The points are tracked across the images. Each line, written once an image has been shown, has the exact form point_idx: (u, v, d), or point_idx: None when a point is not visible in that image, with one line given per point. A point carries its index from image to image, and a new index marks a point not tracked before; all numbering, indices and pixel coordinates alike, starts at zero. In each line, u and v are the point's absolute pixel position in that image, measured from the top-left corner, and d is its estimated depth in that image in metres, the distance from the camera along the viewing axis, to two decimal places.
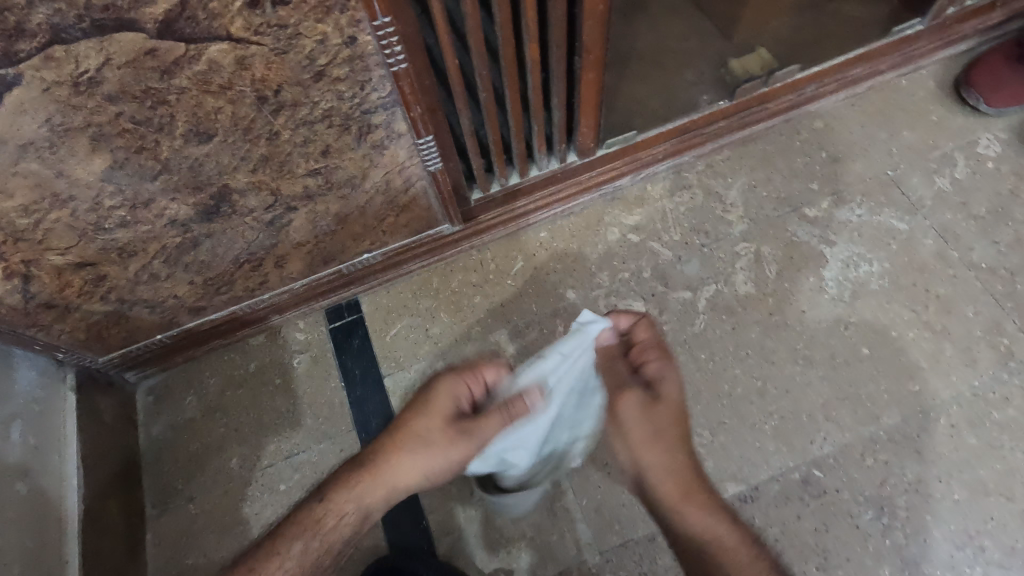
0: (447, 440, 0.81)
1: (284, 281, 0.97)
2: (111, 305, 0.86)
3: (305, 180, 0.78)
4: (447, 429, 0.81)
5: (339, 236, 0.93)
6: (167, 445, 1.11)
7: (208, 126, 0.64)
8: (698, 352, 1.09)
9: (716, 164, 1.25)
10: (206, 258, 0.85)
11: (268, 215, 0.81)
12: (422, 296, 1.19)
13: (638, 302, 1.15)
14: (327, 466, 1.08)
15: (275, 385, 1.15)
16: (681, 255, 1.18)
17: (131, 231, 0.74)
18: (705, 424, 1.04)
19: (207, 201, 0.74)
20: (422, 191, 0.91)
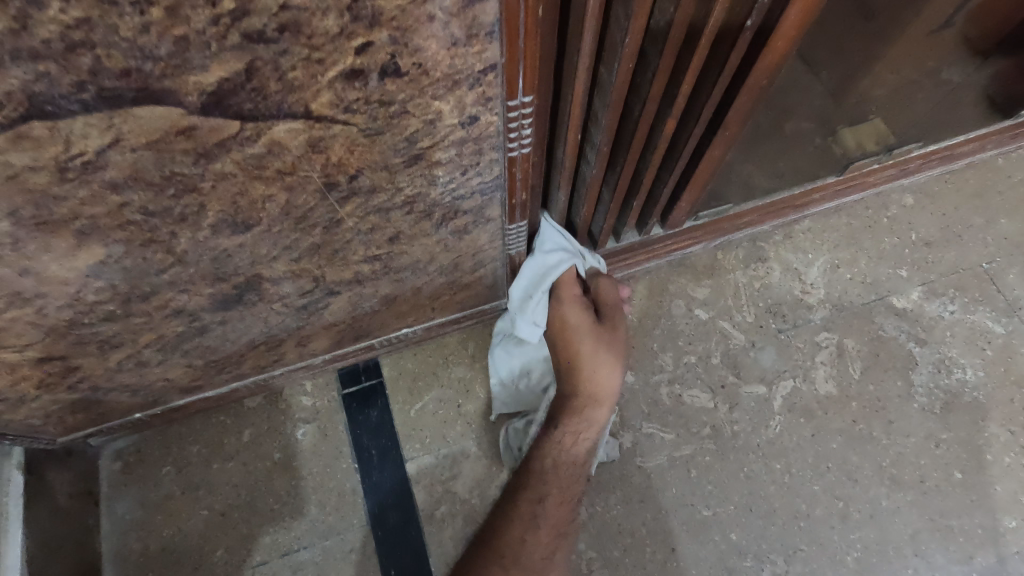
0: (609, 362, 0.79)
1: (303, 357, 0.78)
2: (80, 393, 0.65)
3: (358, 266, 0.59)
4: (605, 352, 0.79)
5: (381, 315, 0.74)
6: (136, 528, 0.92)
7: (249, 216, 0.45)
8: (773, 461, 0.96)
9: (796, 237, 1.11)
10: (213, 343, 0.65)
11: (302, 300, 0.63)
12: (455, 364, 1.01)
13: (706, 394, 1.00)
14: (333, 568, 0.90)
15: (274, 461, 0.96)
16: (755, 341, 1.04)
17: (120, 324, 0.54)
18: (779, 551, 0.91)
19: (229, 290, 0.55)
20: (491, 271, 0.73)
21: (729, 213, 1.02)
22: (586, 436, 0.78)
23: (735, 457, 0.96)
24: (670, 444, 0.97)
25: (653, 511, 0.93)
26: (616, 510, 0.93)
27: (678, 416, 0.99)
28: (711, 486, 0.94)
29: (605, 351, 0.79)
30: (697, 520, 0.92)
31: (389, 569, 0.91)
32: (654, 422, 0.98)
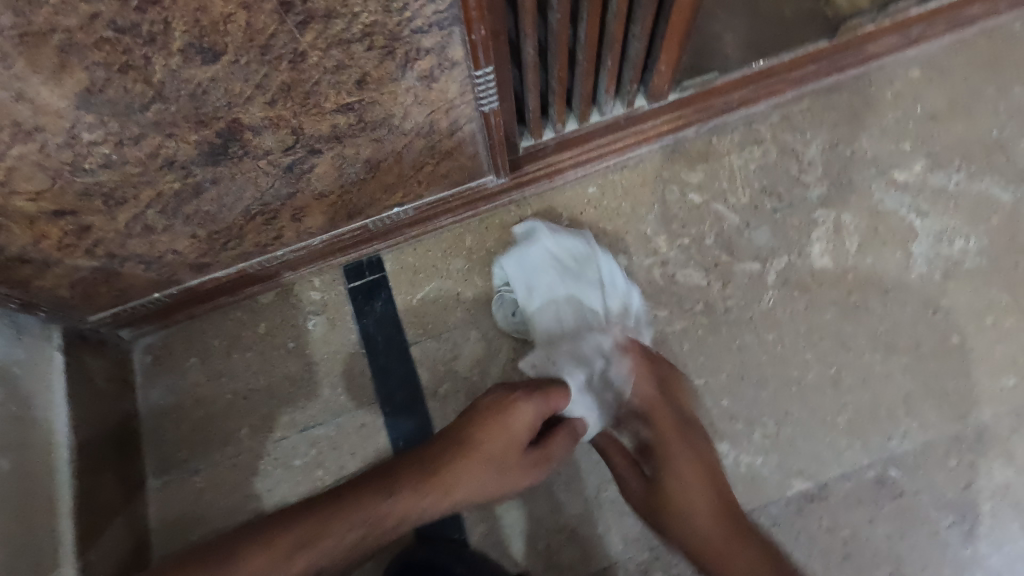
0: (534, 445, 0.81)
1: (301, 236, 0.83)
2: (98, 262, 0.72)
3: (333, 118, 0.63)
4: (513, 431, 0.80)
5: (369, 186, 0.78)
6: (168, 412, 1.01)
7: (215, 41, 0.49)
8: (766, 333, 0.97)
9: (794, 117, 1.09)
10: (211, 209, 0.70)
11: (287, 159, 0.66)
12: (453, 255, 1.05)
13: (699, 273, 1.01)
14: (346, 442, 0.97)
15: (288, 350, 1.03)
16: (750, 222, 1.04)
17: (118, 174, 0.59)
18: (770, 415, 0.93)
19: (213, 138, 0.59)
20: (470, 136, 0.75)
21: (715, 84, 0.99)
22: (459, 466, 0.79)
23: (728, 330, 0.98)
24: (663, 320, 0.99)
25: None
26: None
27: (671, 294, 1.01)
28: (703, 357, 0.97)
29: (513, 408, 0.81)
30: (689, 390, 0.95)
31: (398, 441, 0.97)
32: (648, 300, 1.00)
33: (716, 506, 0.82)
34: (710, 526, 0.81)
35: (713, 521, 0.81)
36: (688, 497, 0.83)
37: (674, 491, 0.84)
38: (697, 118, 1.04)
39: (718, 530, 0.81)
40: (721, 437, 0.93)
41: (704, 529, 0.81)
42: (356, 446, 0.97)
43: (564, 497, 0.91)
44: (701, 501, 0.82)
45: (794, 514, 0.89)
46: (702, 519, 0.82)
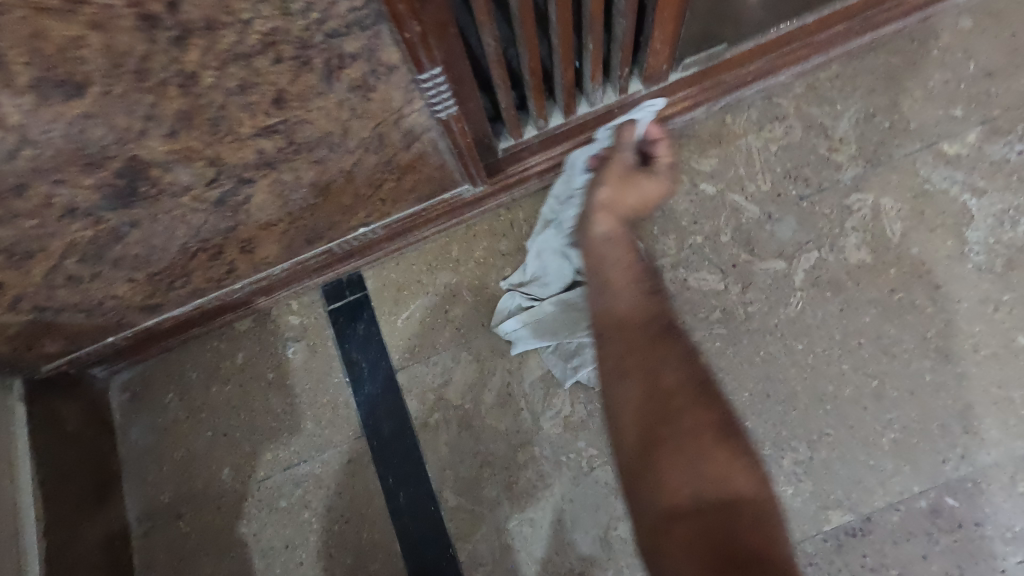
0: None
1: (257, 267, 0.75)
2: (29, 316, 0.65)
3: (256, 143, 0.53)
4: None
5: (323, 210, 0.68)
6: (148, 452, 0.95)
7: (71, 70, 0.39)
8: (795, 342, 0.85)
9: (821, 86, 0.94)
10: (141, 252, 0.62)
11: (213, 192, 0.57)
12: (438, 268, 0.95)
13: (714, 276, 0.89)
14: (333, 481, 0.90)
15: (268, 380, 0.95)
16: (772, 212, 0.91)
17: (13, 229, 0.51)
18: (802, 437, 0.81)
19: (114, 180, 0.50)
20: (431, 145, 0.65)
21: (723, 58, 0.85)
22: None
23: (750, 340, 0.86)
24: None
25: None
26: None
27: (683, 302, 0.89)
28: (722, 373, 0.85)
29: None
30: None
31: (387, 478, 0.89)
32: None
33: (700, 399, 0.57)
34: (713, 469, 0.53)
35: (728, 462, 0.53)
36: (637, 381, 0.59)
37: (619, 397, 0.59)
38: (708, 96, 0.91)
39: (642, 437, 0.56)
40: None
41: (699, 469, 0.53)
42: (342, 484, 0.89)
43: (571, 537, 0.82)
44: (692, 425, 0.56)
45: (834, 551, 0.78)
46: (667, 396, 0.57)
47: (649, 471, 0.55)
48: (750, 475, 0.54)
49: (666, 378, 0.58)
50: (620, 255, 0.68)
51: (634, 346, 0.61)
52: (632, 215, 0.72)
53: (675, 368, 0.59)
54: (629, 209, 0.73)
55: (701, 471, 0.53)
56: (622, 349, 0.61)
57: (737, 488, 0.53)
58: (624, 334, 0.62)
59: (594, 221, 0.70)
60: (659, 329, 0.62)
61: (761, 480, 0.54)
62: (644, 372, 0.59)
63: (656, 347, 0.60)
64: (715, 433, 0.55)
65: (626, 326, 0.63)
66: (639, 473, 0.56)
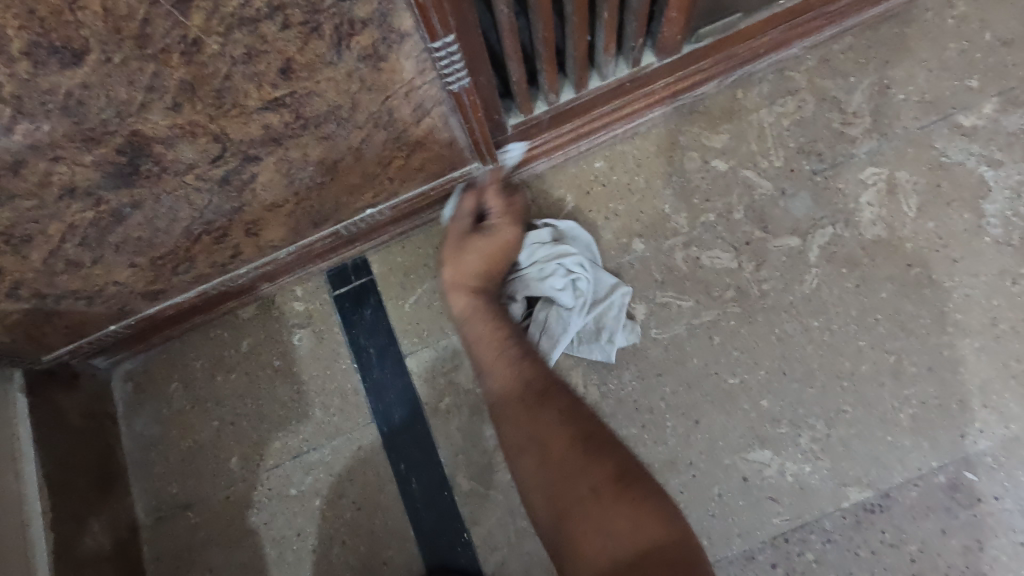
0: None
1: (262, 250, 0.73)
2: (29, 304, 0.63)
3: (262, 117, 0.51)
4: None
5: (330, 189, 0.66)
6: (153, 443, 0.93)
7: (67, 34, 0.37)
8: (810, 319, 0.84)
9: (834, 59, 0.92)
10: (143, 234, 0.60)
11: (218, 170, 0.55)
12: None
13: (728, 254, 0.88)
14: (343, 468, 0.88)
15: (274, 368, 0.93)
16: (785, 188, 0.89)
17: (10, 210, 0.49)
18: (819, 415, 0.80)
19: (115, 157, 0.48)
20: (442, 120, 0.63)
21: (738, 28, 0.83)
22: None
23: (765, 318, 0.85)
24: (688, 312, 0.86)
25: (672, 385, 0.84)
26: (631, 387, 0.85)
27: (697, 281, 0.87)
28: (737, 352, 0.84)
29: None
30: (723, 390, 0.83)
31: (399, 464, 0.88)
32: (670, 290, 0.88)
33: (590, 456, 0.64)
34: (615, 526, 0.58)
35: (619, 505, 0.60)
36: (529, 456, 0.67)
37: (527, 477, 0.66)
38: (721, 69, 0.88)
39: (552, 511, 0.63)
40: (762, 442, 0.81)
41: (613, 529, 0.58)
42: (353, 471, 0.88)
43: None
44: (579, 490, 0.62)
45: (853, 528, 0.77)
46: (551, 458, 0.65)
47: (574, 542, 0.60)
48: (657, 516, 0.59)
49: (553, 443, 0.66)
50: (500, 366, 0.74)
51: (525, 420, 0.69)
52: (477, 279, 0.81)
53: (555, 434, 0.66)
54: (473, 273, 0.81)
55: (609, 529, 0.58)
56: (515, 420, 0.70)
57: (642, 538, 0.57)
58: (508, 414, 0.71)
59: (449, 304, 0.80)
60: (539, 399, 0.70)
61: (664, 519, 0.59)
62: (533, 439, 0.67)
63: (538, 416, 0.69)
64: (607, 485, 0.61)
65: (511, 396, 0.72)
66: (560, 546, 0.61)
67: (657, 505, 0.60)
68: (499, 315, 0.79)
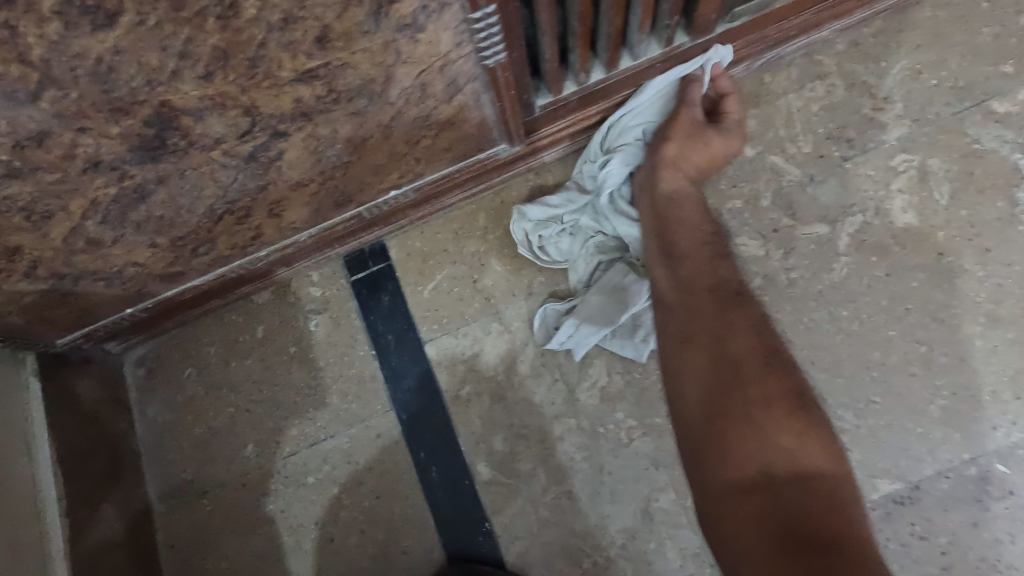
0: None
1: (283, 232, 0.71)
2: (46, 284, 0.61)
3: (294, 90, 0.49)
4: None
5: (356, 169, 0.64)
6: (166, 430, 0.92)
7: None
8: (839, 308, 0.82)
9: (865, 43, 0.90)
10: (166, 213, 0.58)
11: (246, 146, 0.53)
12: (466, 237, 0.92)
13: (755, 241, 0.86)
14: (361, 456, 0.87)
15: (290, 354, 0.92)
16: (814, 175, 0.87)
17: (32, 184, 0.47)
18: (848, 405, 0.79)
19: (142, 129, 0.46)
20: (473, 98, 0.61)
21: (774, 7, 0.80)
22: None
23: (793, 307, 0.83)
24: None
25: None
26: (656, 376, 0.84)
27: None
28: None
29: None
30: None
31: (418, 452, 0.86)
32: None
33: (769, 373, 0.62)
34: (779, 442, 0.57)
35: (796, 434, 0.58)
36: (701, 350, 0.66)
37: (683, 364, 0.66)
38: (751, 52, 0.86)
39: (704, 414, 0.62)
40: None
41: (771, 445, 0.57)
42: (371, 459, 0.87)
43: (610, 509, 0.81)
44: (787, 409, 0.60)
45: (882, 520, 0.76)
46: (730, 357, 0.64)
47: (721, 445, 0.59)
48: (822, 449, 0.57)
49: (745, 362, 0.63)
50: (689, 238, 0.73)
51: (752, 337, 0.65)
52: (697, 171, 0.78)
53: (749, 341, 0.65)
54: (693, 166, 0.78)
55: (773, 442, 0.57)
56: (693, 313, 0.69)
57: (811, 463, 0.56)
58: (688, 300, 0.70)
59: (660, 179, 0.76)
60: (728, 306, 0.68)
61: (830, 451, 0.57)
62: (700, 335, 0.67)
63: (726, 318, 0.67)
64: (784, 407, 0.59)
65: (685, 291, 0.71)
66: (699, 447, 0.61)
67: (831, 441, 0.58)
68: (707, 213, 0.77)
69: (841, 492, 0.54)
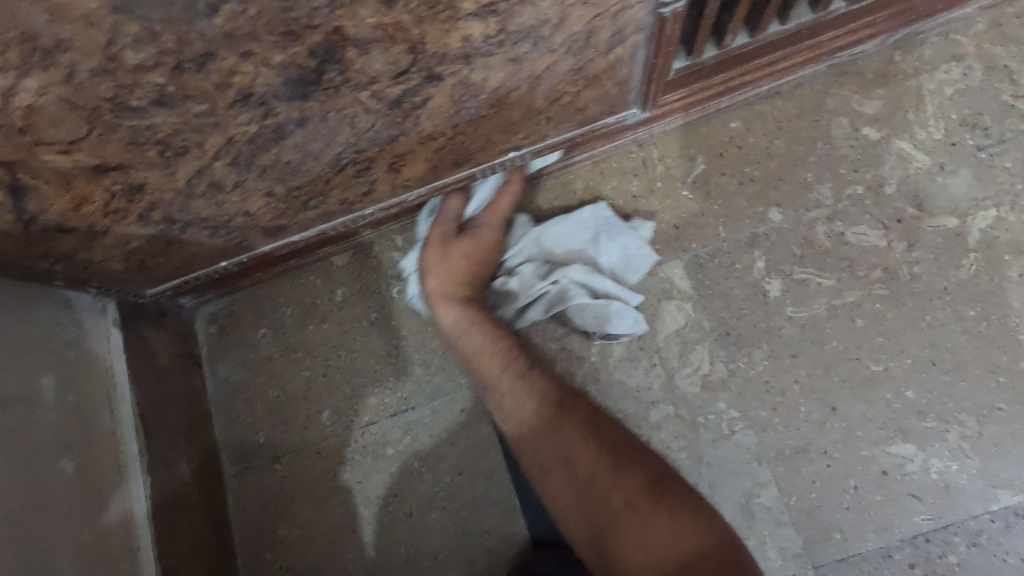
0: None
1: (394, 190, 0.66)
2: (155, 229, 0.56)
3: (467, 26, 0.44)
4: None
5: (488, 125, 0.59)
6: (239, 389, 0.88)
7: None
8: (966, 308, 0.77)
9: (1007, 24, 0.83)
10: (292, 159, 0.53)
11: (396, 88, 0.48)
12: (561, 208, 0.87)
13: (875, 231, 0.81)
14: (444, 430, 0.84)
15: (370, 320, 0.88)
16: (944, 163, 0.81)
17: (178, 114, 0.42)
18: (970, 410, 0.75)
19: (305, 59, 0.41)
20: (629, 52, 0.55)
21: None
22: None
23: (914, 303, 0.78)
24: (829, 291, 0.80)
25: (808, 367, 0.78)
26: (762, 367, 0.79)
27: (839, 258, 0.81)
28: (882, 337, 0.78)
29: None
30: (864, 377, 0.77)
31: None
32: (809, 266, 0.81)
33: (616, 467, 0.68)
34: (657, 537, 0.63)
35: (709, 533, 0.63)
36: (559, 473, 0.69)
37: (553, 492, 0.70)
38: (890, 25, 0.80)
39: (594, 545, 0.66)
40: (905, 436, 0.75)
41: (650, 538, 0.63)
42: (454, 434, 0.83)
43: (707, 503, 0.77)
44: (620, 499, 0.66)
45: (1001, 533, 0.72)
46: (581, 473, 0.68)
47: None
48: (693, 530, 0.62)
49: (579, 458, 0.69)
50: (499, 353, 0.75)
51: (585, 440, 0.70)
52: (475, 274, 0.78)
53: (585, 454, 0.69)
54: (466, 269, 0.78)
55: (652, 539, 0.63)
56: (527, 433, 0.72)
57: (693, 543, 0.62)
58: (529, 434, 0.72)
59: (442, 316, 0.78)
60: (558, 400, 0.73)
61: (703, 527, 0.63)
62: (555, 457, 0.70)
63: (557, 431, 0.71)
64: (641, 494, 0.66)
65: (520, 421, 0.73)
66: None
67: (692, 513, 0.64)
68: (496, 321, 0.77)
69: (734, 556, 0.61)
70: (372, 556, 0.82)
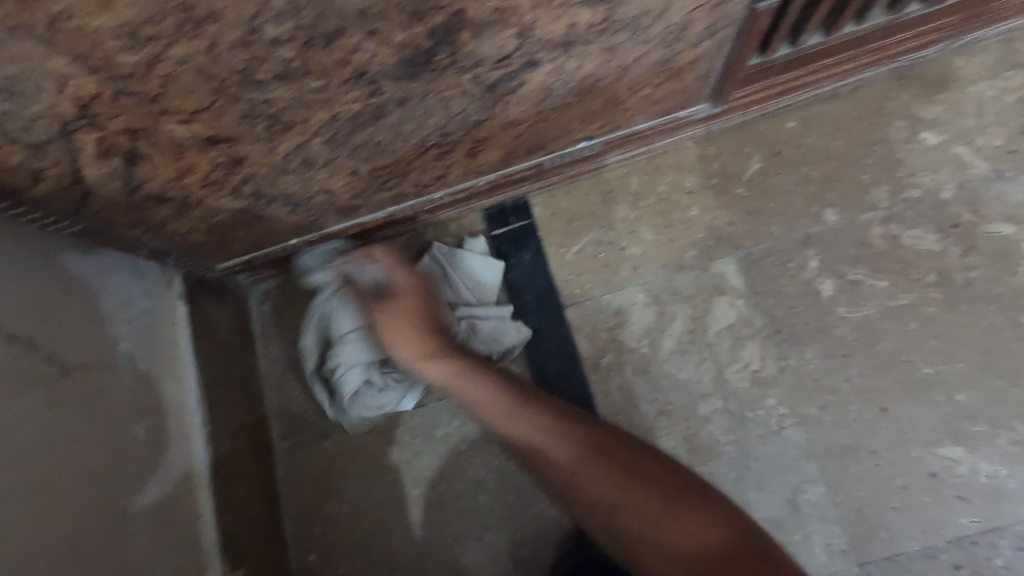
0: None
1: (466, 175, 0.67)
2: (242, 204, 0.58)
3: (576, 13, 0.45)
4: None
5: (569, 114, 0.60)
6: (292, 367, 0.90)
7: None
8: (1020, 314, 0.78)
9: None
10: (384, 139, 0.54)
11: (496, 73, 0.49)
12: (616, 201, 0.88)
13: (932, 235, 0.81)
14: None
15: None
16: (1003, 170, 0.81)
17: (295, 89, 0.44)
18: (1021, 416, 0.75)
19: (424, 40, 0.42)
20: (716, 46, 0.56)
21: None
22: None
23: (969, 308, 0.79)
24: (883, 293, 0.80)
25: (859, 367, 0.79)
26: (812, 365, 0.80)
27: (895, 261, 0.81)
28: (935, 341, 0.78)
29: None
30: (915, 379, 0.78)
31: None
32: (862, 267, 0.81)
33: (587, 439, 0.64)
34: (608, 486, 0.60)
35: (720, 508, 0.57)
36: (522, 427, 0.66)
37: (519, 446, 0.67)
38: (956, 31, 0.80)
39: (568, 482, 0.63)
40: (954, 439, 0.76)
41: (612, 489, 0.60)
42: None
43: (753, 497, 0.78)
44: (589, 467, 0.62)
45: None
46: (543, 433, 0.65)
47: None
48: (657, 477, 0.60)
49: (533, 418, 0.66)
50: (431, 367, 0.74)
51: (571, 423, 0.65)
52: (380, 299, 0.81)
53: (542, 426, 0.66)
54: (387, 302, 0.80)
55: (611, 493, 0.60)
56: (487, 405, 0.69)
57: (657, 475, 0.60)
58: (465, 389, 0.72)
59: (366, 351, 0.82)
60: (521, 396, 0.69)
61: (723, 522, 0.56)
62: (536, 448, 0.66)
63: (517, 411, 0.68)
64: (584, 456, 0.63)
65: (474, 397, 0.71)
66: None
67: (641, 450, 0.62)
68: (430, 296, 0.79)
69: (760, 540, 0.55)
70: (419, 534, 0.84)
